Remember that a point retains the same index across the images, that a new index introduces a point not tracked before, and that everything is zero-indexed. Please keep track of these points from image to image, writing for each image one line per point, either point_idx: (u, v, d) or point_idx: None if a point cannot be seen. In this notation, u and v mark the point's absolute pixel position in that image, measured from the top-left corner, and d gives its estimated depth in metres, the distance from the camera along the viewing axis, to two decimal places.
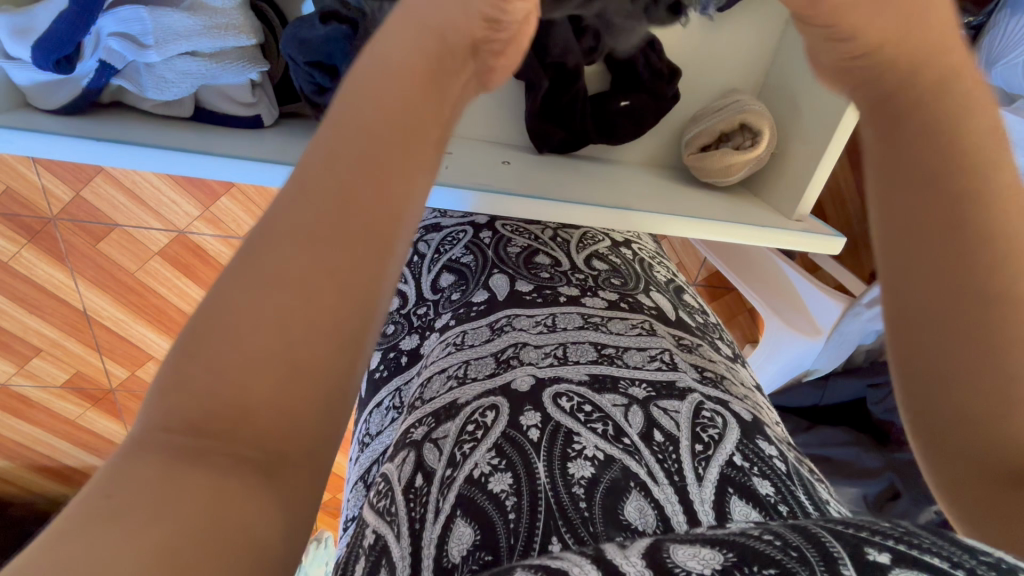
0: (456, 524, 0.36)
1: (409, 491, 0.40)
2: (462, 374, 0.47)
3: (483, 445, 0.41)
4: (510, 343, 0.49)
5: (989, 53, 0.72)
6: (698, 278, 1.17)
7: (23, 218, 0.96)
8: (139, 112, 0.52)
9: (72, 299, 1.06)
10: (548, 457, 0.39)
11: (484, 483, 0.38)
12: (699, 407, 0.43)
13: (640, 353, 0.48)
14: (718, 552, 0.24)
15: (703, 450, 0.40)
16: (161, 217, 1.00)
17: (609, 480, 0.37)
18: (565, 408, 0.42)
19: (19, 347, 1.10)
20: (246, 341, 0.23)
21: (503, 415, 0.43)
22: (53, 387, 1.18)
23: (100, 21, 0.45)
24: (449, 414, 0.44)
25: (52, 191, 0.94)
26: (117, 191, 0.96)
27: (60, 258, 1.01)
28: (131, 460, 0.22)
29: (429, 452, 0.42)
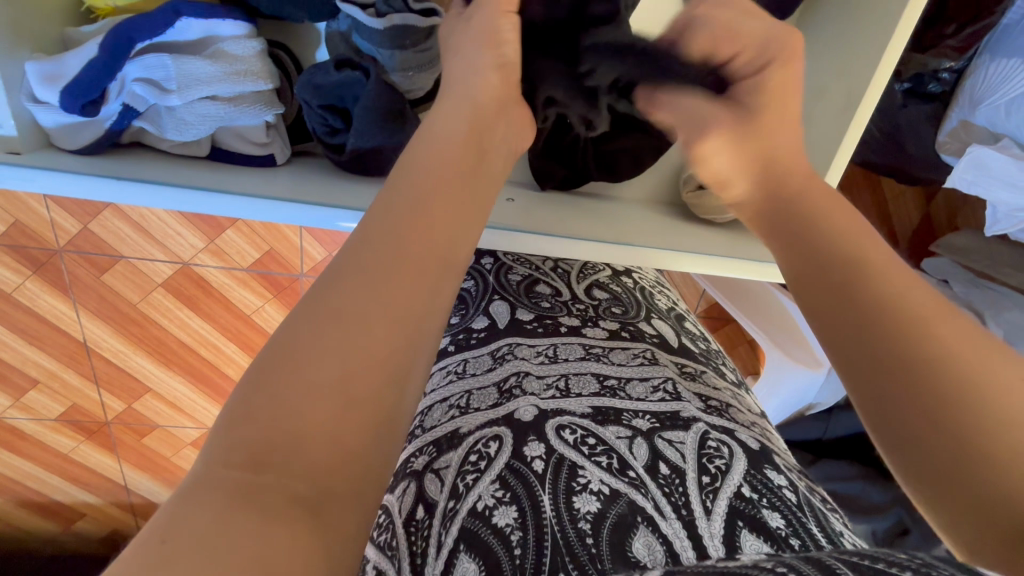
0: (460, 559, 0.37)
1: (412, 524, 0.41)
2: (463, 404, 0.47)
3: (487, 476, 0.41)
4: (513, 371, 0.49)
5: (971, 95, 0.75)
6: (698, 309, 1.18)
7: (29, 250, 0.96)
8: (157, 152, 0.54)
9: (74, 330, 1.06)
10: (553, 491, 0.39)
11: (490, 517, 0.38)
12: (705, 437, 0.43)
13: (642, 384, 0.48)
14: None
15: (710, 482, 0.40)
16: (168, 249, 1.01)
17: (615, 516, 0.38)
18: (569, 441, 0.42)
19: (16, 379, 1.09)
20: (317, 373, 0.25)
21: (507, 446, 0.43)
22: (48, 420, 1.17)
23: (126, 68, 0.48)
24: (451, 443, 0.44)
25: (59, 224, 0.95)
26: (125, 224, 0.97)
27: (65, 290, 1.02)
28: (191, 498, 0.22)
29: (432, 483, 0.42)
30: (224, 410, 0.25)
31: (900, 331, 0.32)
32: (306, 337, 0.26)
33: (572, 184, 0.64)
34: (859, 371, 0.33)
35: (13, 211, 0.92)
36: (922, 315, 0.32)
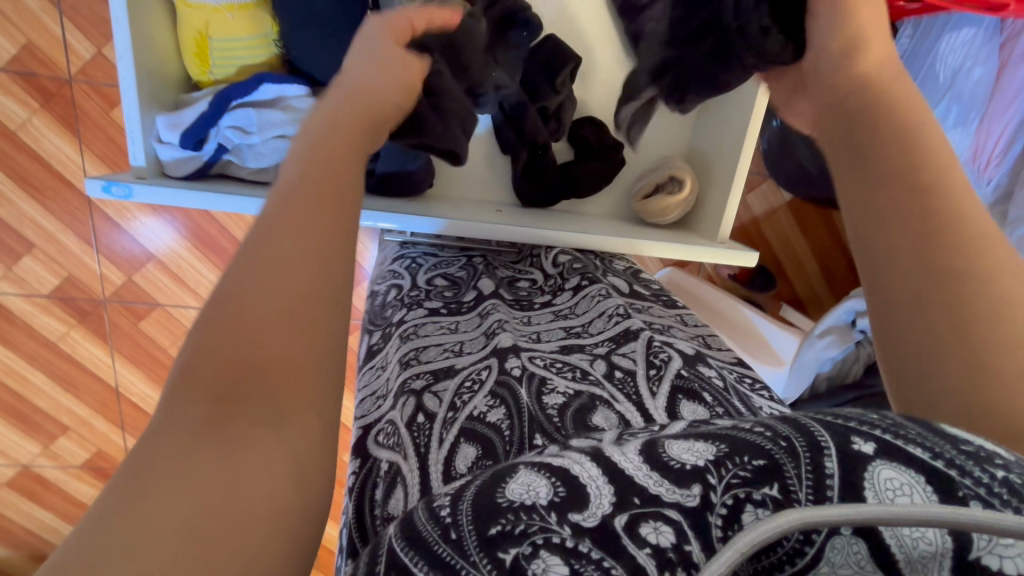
0: (462, 447, 0.44)
1: (412, 425, 0.47)
2: (457, 348, 0.55)
3: (482, 391, 0.49)
4: (496, 319, 0.58)
5: None
6: None
7: (78, 301, 1.09)
8: (237, 179, 0.65)
9: (108, 376, 1.16)
10: (529, 387, 0.48)
11: (483, 416, 0.46)
12: (651, 342, 0.52)
13: (601, 318, 0.58)
14: (710, 444, 0.26)
15: (655, 373, 0.49)
16: (198, 295, 1.13)
17: (578, 403, 0.46)
18: (540, 364, 0.51)
19: (49, 426, 1.17)
20: (247, 314, 0.26)
21: (493, 367, 0.51)
22: (73, 468, 1.23)
23: (222, 119, 0.61)
24: (447, 373, 0.52)
25: (106, 276, 1.08)
26: (163, 274, 1.10)
27: (104, 338, 1.13)
28: (149, 446, 0.23)
29: (430, 400, 0.49)
30: (183, 355, 0.26)
31: (939, 234, 0.29)
32: (252, 288, 0.27)
33: (541, 204, 0.77)
34: (899, 277, 0.30)
35: (69, 267, 1.06)
36: (967, 228, 0.30)
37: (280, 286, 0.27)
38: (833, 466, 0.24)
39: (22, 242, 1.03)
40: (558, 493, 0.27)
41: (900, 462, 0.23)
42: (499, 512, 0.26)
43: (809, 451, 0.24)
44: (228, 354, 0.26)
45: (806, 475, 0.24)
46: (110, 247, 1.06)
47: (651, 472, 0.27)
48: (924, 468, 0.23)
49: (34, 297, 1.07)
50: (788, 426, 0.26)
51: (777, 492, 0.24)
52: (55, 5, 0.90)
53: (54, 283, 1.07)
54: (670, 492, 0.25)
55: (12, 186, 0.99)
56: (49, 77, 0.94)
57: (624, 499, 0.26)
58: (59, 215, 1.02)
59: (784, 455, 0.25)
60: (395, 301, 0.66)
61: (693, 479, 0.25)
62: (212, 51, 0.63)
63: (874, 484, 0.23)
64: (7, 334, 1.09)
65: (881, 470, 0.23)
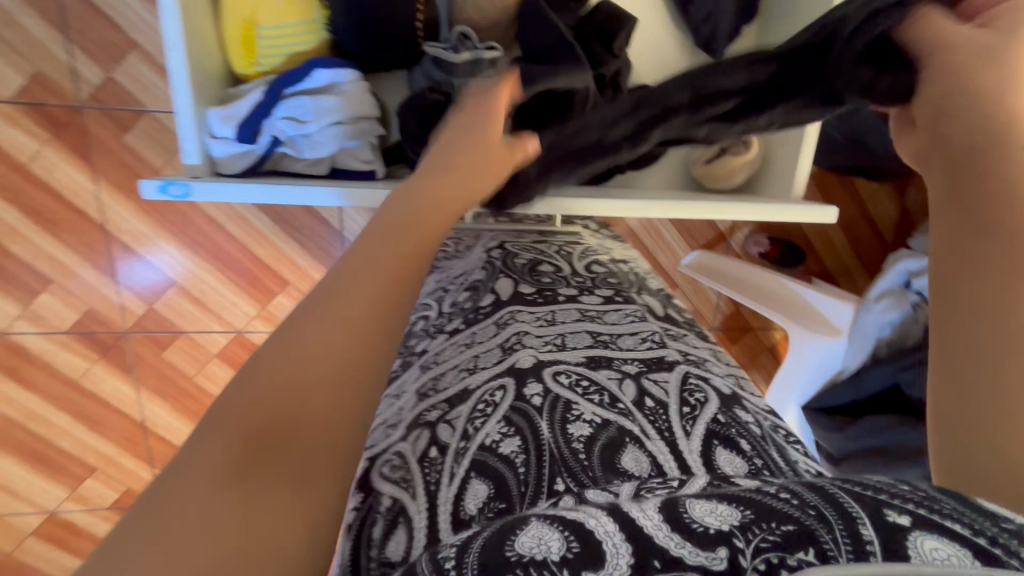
0: (471, 483, 0.38)
1: (424, 461, 0.40)
2: (472, 365, 0.48)
3: (494, 416, 0.42)
4: (514, 332, 0.50)
5: None
6: (715, 322, 1.26)
7: (99, 335, 1.06)
8: (291, 174, 0.63)
9: (133, 411, 1.12)
10: (550, 418, 0.41)
11: (495, 445, 0.40)
12: (686, 377, 0.45)
13: (631, 337, 0.50)
14: (735, 510, 0.25)
15: (690, 411, 0.43)
16: (222, 319, 1.10)
17: (606, 437, 0.40)
18: (565, 383, 0.44)
19: (74, 467, 1.13)
20: (309, 348, 0.30)
21: (509, 390, 0.44)
22: (102, 510, 1.18)
23: (275, 109, 0.59)
24: (461, 398, 0.44)
25: (127, 307, 1.05)
26: (185, 300, 1.07)
27: (128, 371, 1.10)
28: (176, 479, 0.26)
29: (443, 430, 0.42)
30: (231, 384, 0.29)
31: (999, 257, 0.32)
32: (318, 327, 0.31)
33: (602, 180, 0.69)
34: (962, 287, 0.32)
35: (87, 300, 1.03)
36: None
37: (331, 337, 0.30)
38: (871, 534, 0.22)
39: (39, 278, 1.00)
40: (572, 549, 0.25)
41: (942, 535, 0.21)
42: (506, 567, 0.24)
43: (840, 519, 0.23)
44: (286, 380, 0.29)
45: (845, 544, 0.22)
46: (129, 277, 1.04)
47: (673, 533, 0.24)
48: (967, 542, 0.21)
49: (54, 334, 1.04)
50: (817, 496, 0.24)
51: (813, 558, 0.22)
52: (62, 32, 0.88)
53: (73, 318, 1.04)
54: (694, 555, 0.23)
55: (27, 222, 0.96)
56: (59, 106, 0.91)
57: (642, 562, 0.23)
58: (76, 248, 1.00)
59: (814, 520, 0.23)
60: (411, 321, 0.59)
61: (719, 542, 0.23)
62: (261, 41, 0.60)
63: (918, 552, 0.21)
64: (27, 375, 1.05)
65: (922, 542, 0.21)
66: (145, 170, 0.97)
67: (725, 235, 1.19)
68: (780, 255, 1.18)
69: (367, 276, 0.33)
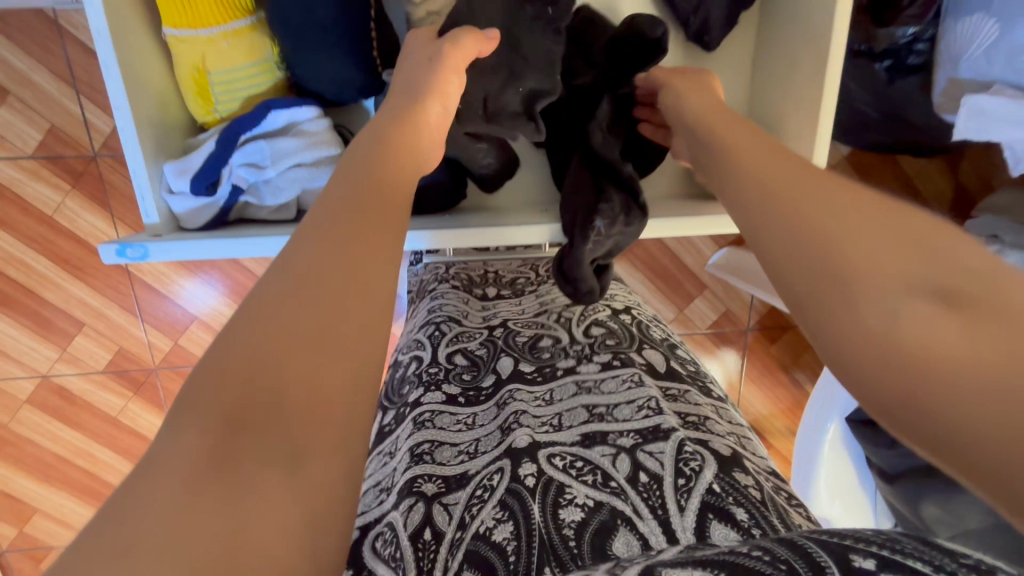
0: (462, 574, 0.35)
1: (417, 542, 0.38)
2: (472, 449, 0.43)
3: (491, 501, 0.39)
4: (512, 410, 0.45)
5: (951, 50, 0.70)
6: (751, 323, 1.18)
7: (131, 373, 1.10)
8: (258, 220, 0.62)
9: None
10: (543, 501, 0.37)
11: (488, 531, 0.37)
12: (683, 444, 0.39)
13: (628, 405, 0.43)
14: (707, 571, 0.24)
15: (686, 483, 0.37)
16: None
17: (598, 522, 0.36)
18: (558, 465, 0.40)
19: None
20: (274, 321, 0.29)
21: (506, 472, 0.40)
22: None
23: (233, 157, 0.57)
24: (460, 482, 0.41)
25: (154, 345, 1.08)
26: (205, 333, 1.08)
27: (161, 405, 1.13)
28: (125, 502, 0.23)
29: (438, 514, 0.39)
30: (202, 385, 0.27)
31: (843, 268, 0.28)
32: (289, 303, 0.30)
33: None
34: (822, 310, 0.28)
35: (118, 339, 1.07)
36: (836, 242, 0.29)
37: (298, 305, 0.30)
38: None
39: (72, 321, 1.05)
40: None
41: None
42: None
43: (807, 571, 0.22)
44: (237, 379, 0.27)
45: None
46: (154, 315, 1.06)
47: None
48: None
49: (90, 374, 1.09)
50: (787, 549, 0.24)
51: None
52: (71, 85, 0.91)
53: (106, 358, 1.08)
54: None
55: (56, 270, 1.01)
56: (75, 156, 0.95)
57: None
58: (103, 291, 1.03)
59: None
60: (412, 377, 0.53)
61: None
62: (213, 85, 0.59)
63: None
64: (69, 414, 1.11)
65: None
66: None
67: None
68: None
69: (365, 211, 0.35)
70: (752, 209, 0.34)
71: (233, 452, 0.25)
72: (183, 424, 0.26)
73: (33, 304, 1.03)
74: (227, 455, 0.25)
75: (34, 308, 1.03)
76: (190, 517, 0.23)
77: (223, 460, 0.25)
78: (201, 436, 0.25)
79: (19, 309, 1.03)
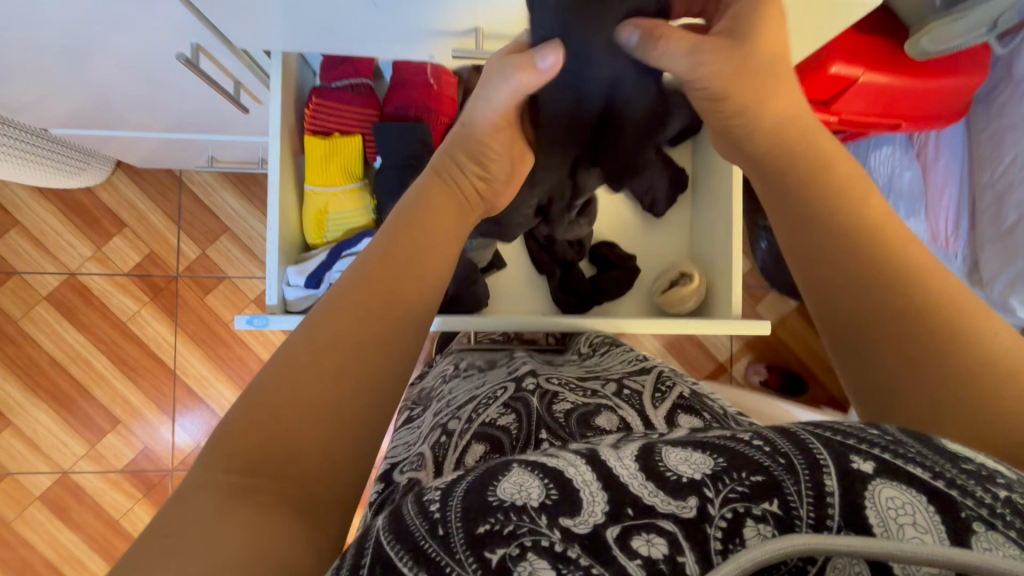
0: (474, 445, 0.48)
1: (438, 442, 0.50)
2: (486, 387, 0.59)
3: (498, 404, 0.53)
4: (522, 366, 0.61)
5: None
6: None
7: (147, 473, 1.16)
8: None
9: None
10: (541, 399, 0.53)
11: (494, 422, 0.51)
12: (662, 375, 0.56)
13: (620, 361, 0.62)
14: (708, 456, 0.27)
15: (658, 395, 0.54)
16: None
17: (584, 410, 0.51)
18: (557, 385, 0.55)
19: None
20: (319, 339, 0.31)
21: (511, 389, 0.55)
22: None
23: None
24: (479, 402, 0.55)
25: (177, 447, 1.16)
26: None
27: None
28: (190, 497, 0.26)
29: (454, 421, 0.53)
30: (249, 402, 0.29)
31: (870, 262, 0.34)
32: (331, 319, 0.32)
33: (580, 312, 0.75)
34: (846, 305, 0.35)
35: (144, 439, 1.16)
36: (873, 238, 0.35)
37: (341, 330, 0.32)
38: (832, 484, 0.25)
39: (109, 419, 1.15)
40: (551, 495, 0.27)
41: (898, 481, 0.25)
42: (488, 511, 0.26)
43: (809, 469, 0.26)
44: (257, 431, 0.28)
45: (806, 493, 0.25)
46: (185, 418, 1.16)
47: (646, 482, 0.27)
48: (924, 487, 0.24)
49: (108, 473, 1.15)
50: (790, 442, 0.27)
51: (777, 507, 0.25)
52: (176, 223, 1.15)
53: (128, 457, 1.15)
54: (666, 503, 0.26)
55: (113, 370, 1.15)
56: (161, 276, 1.16)
57: (618, 510, 0.26)
58: (146, 391, 1.15)
59: (783, 471, 0.26)
60: (438, 379, 0.71)
61: (690, 491, 0.26)
62: (328, 222, 0.70)
63: (876, 502, 0.24)
64: (74, 515, 1.14)
65: (881, 489, 0.24)
66: (216, 323, 1.16)
67: (726, 364, 1.23)
68: (782, 382, 1.20)
69: (420, 239, 0.38)
70: (828, 288, 0.36)
71: (264, 471, 0.28)
72: (213, 460, 0.28)
73: (81, 400, 1.15)
74: (252, 473, 0.27)
75: (80, 404, 1.15)
76: (221, 520, 0.25)
77: (247, 492, 0.27)
78: (225, 471, 0.27)
79: (68, 404, 1.14)
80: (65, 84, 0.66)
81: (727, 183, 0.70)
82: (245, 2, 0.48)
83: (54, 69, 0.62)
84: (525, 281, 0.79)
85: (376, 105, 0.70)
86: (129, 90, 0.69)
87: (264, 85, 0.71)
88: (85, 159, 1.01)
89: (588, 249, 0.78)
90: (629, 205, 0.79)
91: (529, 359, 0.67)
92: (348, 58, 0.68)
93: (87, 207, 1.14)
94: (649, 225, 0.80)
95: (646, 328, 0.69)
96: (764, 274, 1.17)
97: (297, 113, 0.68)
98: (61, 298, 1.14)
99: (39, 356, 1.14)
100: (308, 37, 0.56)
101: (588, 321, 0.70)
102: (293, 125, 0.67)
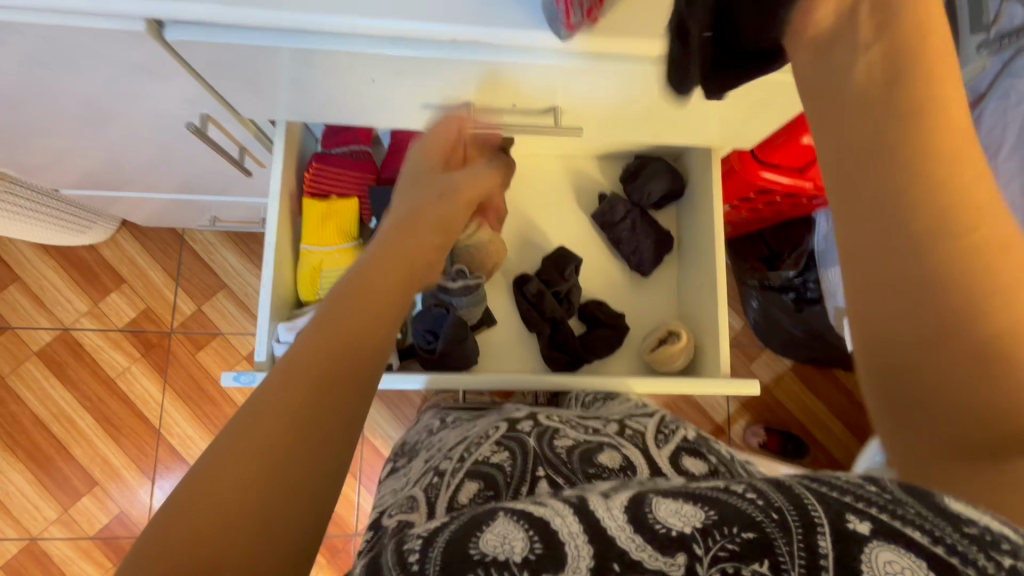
0: (467, 484, 0.49)
1: (429, 485, 0.51)
2: (476, 432, 0.58)
3: (489, 442, 0.54)
4: (517, 411, 0.62)
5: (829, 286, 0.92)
6: None
7: (119, 540, 1.10)
8: None
9: None
10: (540, 438, 0.54)
11: (488, 459, 0.52)
12: (665, 420, 0.59)
13: (619, 406, 0.64)
14: (699, 510, 0.29)
15: (663, 436, 0.57)
16: None
17: (585, 448, 0.53)
18: (558, 423, 0.58)
19: None
20: (246, 432, 0.31)
21: (502, 428, 0.57)
22: None
23: None
24: (479, 441, 0.55)
25: (154, 511, 1.11)
26: None
27: None
28: None
29: (445, 463, 0.53)
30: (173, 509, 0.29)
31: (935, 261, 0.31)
32: (259, 409, 0.32)
33: (570, 370, 0.75)
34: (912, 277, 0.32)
35: (120, 503, 1.11)
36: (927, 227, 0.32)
37: (270, 420, 0.32)
38: (826, 547, 0.26)
39: (86, 481, 1.11)
40: (534, 550, 0.29)
41: (897, 544, 0.25)
42: (468, 565, 0.29)
43: (801, 526, 0.27)
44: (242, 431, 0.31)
45: (799, 555, 0.26)
46: (163, 478, 1.12)
47: (635, 536, 0.29)
48: (923, 552, 0.24)
49: (79, 539, 1.10)
50: (783, 496, 0.28)
51: (763, 571, 0.26)
52: (175, 278, 1.17)
53: (101, 522, 1.10)
54: (653, 558, 0.28)
55: (96, 429, 1.12)
56: (154, 331, 1.16)
57: (605, 564, 0.28)
58: (128, 451, 1.12)
59: (775, 530, 0.27)
60: (419, 431, 0.70)
61: (678, 548, 0.28)
62: (321, 279, 0.71)
63: (872, 565, 0.25)
64: None
65: (878, 552, 0.25)
66: (207, 381, 1.15)
67: (723, 427, 1.21)
68: (781, 444, 1.17)
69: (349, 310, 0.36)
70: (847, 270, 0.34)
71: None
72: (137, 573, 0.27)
73: (59, 459, 1.11)
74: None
75: (58, 464, 1.11)
76: None
77: None
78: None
79: (45, 465, 1.11)
80: (79, 148, 0.70)
81: (711, 243, 0.72)
82: (253, 76, 0.51)
83: (73, 134, 0.65)
84: (514, 338, 0.79)
85: (373, 171, 0.74)
86: (141, 153, 0.72)
87: (269, 150, 0.75)
88: (92, 216, 1.04)
89: (577, 307, 0.79)
90: (617, 265, 0.81)
91: (515, 406, 0.65)
92: (348, 127, 0.72)
93: (88, 263, 1.16)
94: (638, 284, 0.81)
95: (635, 386, 0.68)
96: (756, 333, 1.18)
97: (297, 177, 0.71)
98: (52, 354, 1.14)
99: (23, 414, 1.12)
100: (316, 112, 0.60)
101: (575, 379, 0.70)
102: (293, 189, 0.71)
